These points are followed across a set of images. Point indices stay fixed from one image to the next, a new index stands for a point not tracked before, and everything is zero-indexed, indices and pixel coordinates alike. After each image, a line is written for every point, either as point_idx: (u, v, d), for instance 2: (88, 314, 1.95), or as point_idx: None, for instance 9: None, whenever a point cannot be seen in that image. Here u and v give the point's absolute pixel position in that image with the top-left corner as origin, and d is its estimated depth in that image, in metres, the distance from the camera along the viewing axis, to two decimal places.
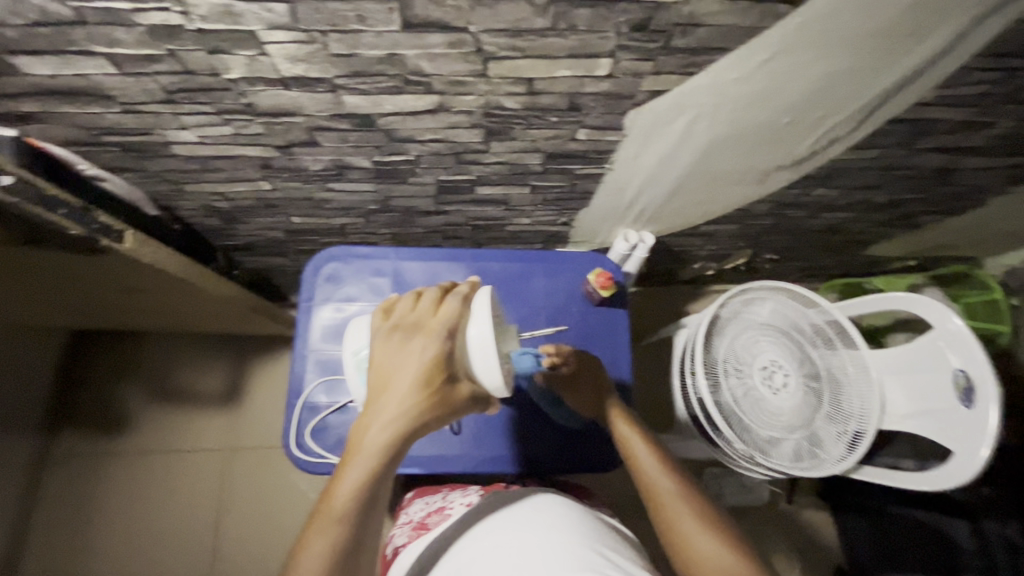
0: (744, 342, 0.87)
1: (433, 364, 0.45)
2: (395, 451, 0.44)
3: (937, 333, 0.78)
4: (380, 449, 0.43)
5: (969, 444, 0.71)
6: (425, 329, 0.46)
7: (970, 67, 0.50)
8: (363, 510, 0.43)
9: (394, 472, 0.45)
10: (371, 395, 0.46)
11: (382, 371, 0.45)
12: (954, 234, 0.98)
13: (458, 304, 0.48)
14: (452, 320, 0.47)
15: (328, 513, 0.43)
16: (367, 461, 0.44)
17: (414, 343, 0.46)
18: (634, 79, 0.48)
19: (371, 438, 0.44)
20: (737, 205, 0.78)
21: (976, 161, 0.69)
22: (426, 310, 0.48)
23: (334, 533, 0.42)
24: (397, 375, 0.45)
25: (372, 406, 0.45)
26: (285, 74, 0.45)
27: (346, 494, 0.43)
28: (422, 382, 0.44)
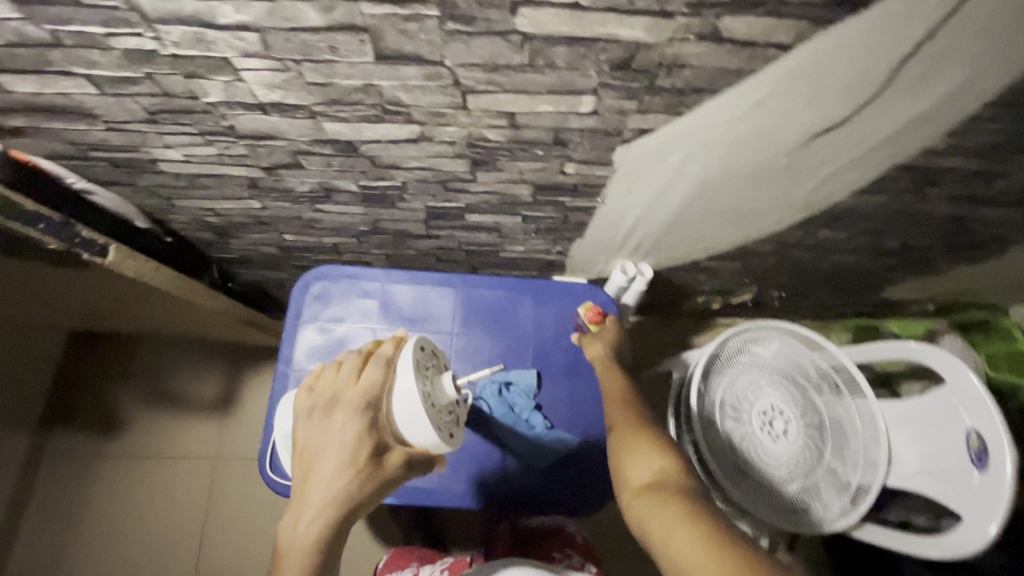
0: (745, 384, 0.83)
1: (354, 444, 0.42)
2: (329, 541, 0.42)
3: (952, 389, 0.73)
4: (312, 545, 0.42)
5: (980, 512, 0.66)
6: (345, 403, 0.44)
7: (981, 116, 0.47)
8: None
9: (334, 560, 0.43)
10: (296, 485, 0.43)
11: (306, 459, 0.43)
12: (974, 280, 0.93)
13: (380, 366, 0.45)
14: (372, 387, 0.44)
15: None
16: (299, 559, 0.41)
17: (334, 421, 0.43)
18: (619, 117, 0.46)
19: (300, 534, 0.42)
20: (738, 243, 0.75)
21: (993, 211, 0.65)
22: (346, 378, 0.45)
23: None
24: (319, 462, 0.42)
25: (297, 498, 0.43)
26: (263, 100, 0.45)
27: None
28: (345, 466, 0.42)
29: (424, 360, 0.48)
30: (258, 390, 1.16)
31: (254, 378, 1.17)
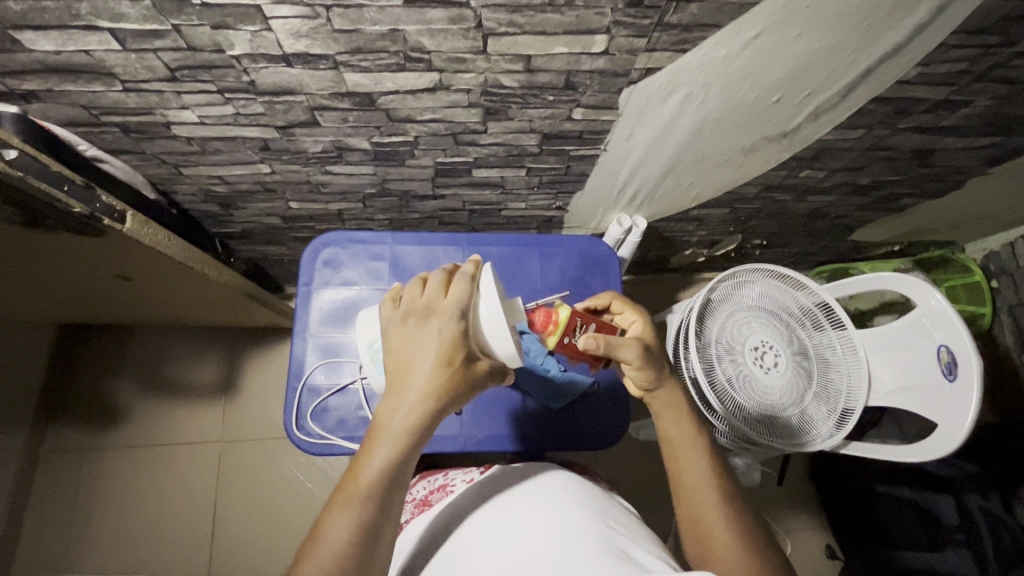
0: (735, 323, 0.85)
1: (455, 345, 0.45)
2: (422, 428, 0.45)
3: (919, 311, 0.78)
4: (407, 429, 0.44)
5: (952, 418, 0.71)
6: (439, 310, 0.47)
7: (948, 44, 0.52)
8: (391, 485, 0.44)
9: (420, 447, 0.46)
10: (391, 377, 0.46)
11: (401, 356, 0.46)
12: (936, 216, 1.01)
13: (467, 284, 0.48)
14: (465, 300, 0.47)
15: (353, 492, 0.44)
16: (395, 441, 0.44)
17: (430, 325, 0.46)
18: (628, 56, 0.49)
19: (397, 418, 0.45)
20: (726, 188, 0.80)
21: (955, 142, 0.72)
22: (436, 292, 0.48)
23: (361, 510, 0.43)
24: (418, 357, 0.45)
25: (394, 388, 0.45)
26: (288, 50, 0.46)
27: (374, 473, 0.44)
28: (444, 361, 0.45)
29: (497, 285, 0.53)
30: (260, 370, 1.16)
31: (254, 359, 1.16)
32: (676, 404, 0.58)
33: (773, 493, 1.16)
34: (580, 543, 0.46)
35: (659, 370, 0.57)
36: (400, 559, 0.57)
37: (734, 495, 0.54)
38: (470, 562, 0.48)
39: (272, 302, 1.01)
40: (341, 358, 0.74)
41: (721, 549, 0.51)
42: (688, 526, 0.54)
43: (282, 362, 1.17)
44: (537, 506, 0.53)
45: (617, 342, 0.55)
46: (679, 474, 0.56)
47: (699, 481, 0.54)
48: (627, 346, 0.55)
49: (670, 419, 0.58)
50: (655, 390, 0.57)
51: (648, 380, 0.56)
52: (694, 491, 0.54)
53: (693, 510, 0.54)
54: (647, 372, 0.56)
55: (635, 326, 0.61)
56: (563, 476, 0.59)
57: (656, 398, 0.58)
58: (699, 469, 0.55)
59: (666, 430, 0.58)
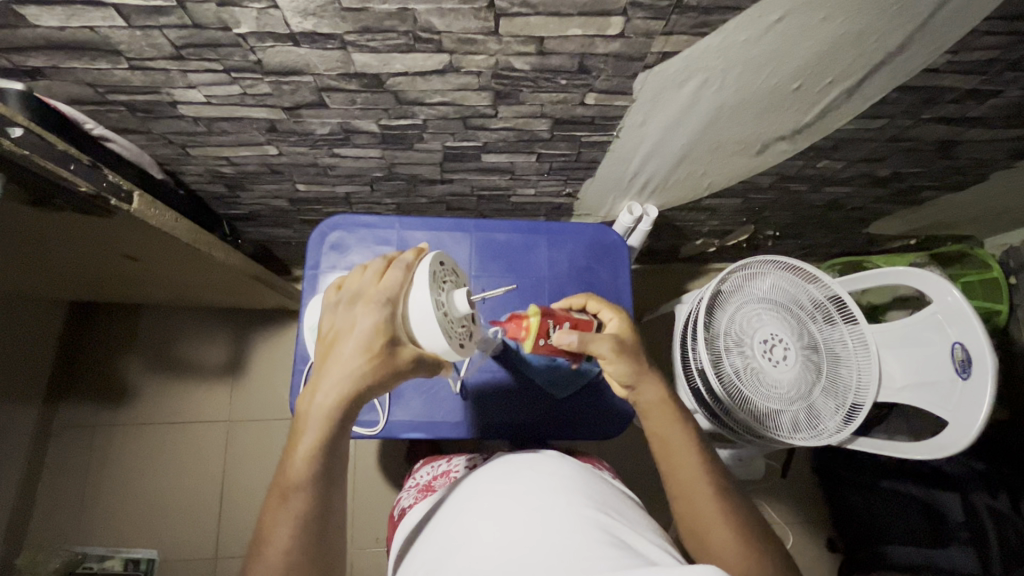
0: (746, 315, 0.83)
1: (373, 331, 0.45)
2: (344, 414, 0.45)
3: (936, 307, 0.76)
4: (326, 417, 0.45)
5: (965, 416, 0.70)
6: (366, 297, 0.47)
7: (980, 31, 0.50)
8: (318, 476, 0.44)
9: (347, 434, 0.46)
10: (317, 363, 0.47)
11: (327, 342, 0.47)
12: (956, 210, 0.98)
13: (401, 272, 0.48)
14: (393, 287, 0.47)
15: (283, 485, 0.44)
16: (316, 428, 0.45)
17: (355, 310, 0.46)
18: (645, 39, 0.48)
19: (315, 406, 0.45)
20: (739, 177, 0.78)
21: (980, 134, 0.69)
22: (369, 278, 0.48)
23: (293, 502, 0.44)
24: (341, 342, 0.46)
25: (317, 374, 0.46)
26: (295, 29, 0.45)
27: (300, 463, 0.44)
28: (364, 345, 0.45)
29: (439, 273, 0.50)
30: (267, 352, 1.17)
31: (261, 341, 1.17)
32: (667, 405, 0.57)
33: (776, 484, 1.16)
34: (577, 534, 0.45)
35: (638, 364, 0.57)
36: (403, 546, 0.58)
37: (728, 490, 0.54)
38: (467, 551, 0.47)
39: (279, 284, 1.01)
40: None
41: (724, 548, 0.50)
42: (688, 523, 0.53)
43: (289, 343, 1.18)
44: (538, 491, 0.51)
45: (589, 336, 0.56)
46: (673, 474, 0.55)
47: (695, 481, 0.54)
48: (599, 341, 0.56)
49: (656, 417, 0.57)
50: (634, 388, 0.57)
51: (628, 376, 0.56)
52: (690, 492, 0.53)
53: (693, 512, 0.53)
54: (626, 366, 0.56)
55: (611, 323, 0.60)
56: (558, 461, 0.58)
57: (639, 396, 0.57)
58: (694, 469, 0.54)
59: (654, 426, 0.57)
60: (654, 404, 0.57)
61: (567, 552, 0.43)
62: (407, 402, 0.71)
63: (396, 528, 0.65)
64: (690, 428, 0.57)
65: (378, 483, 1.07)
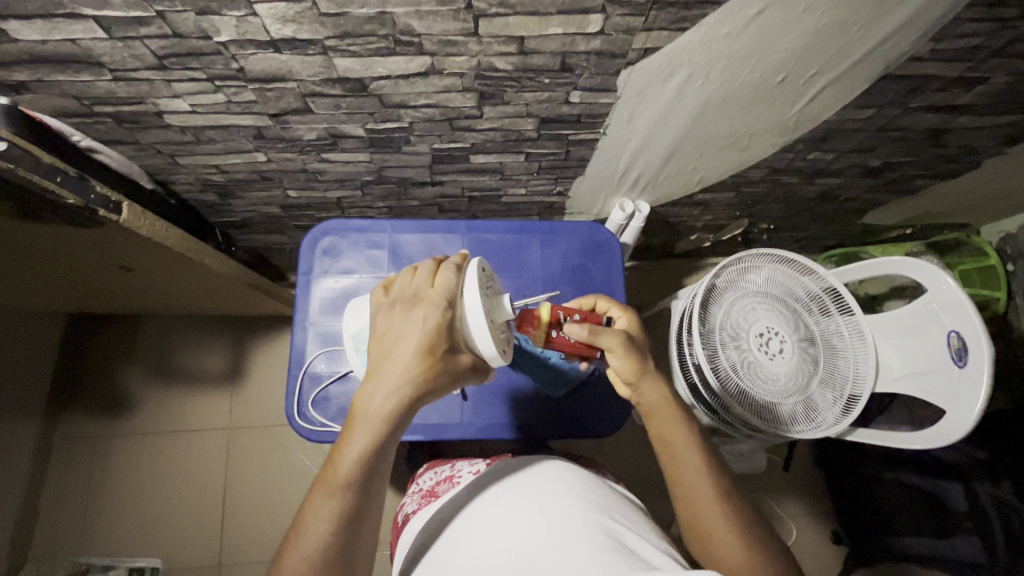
0: (742, 309, 0.83)
1: (435, 334, 0.45)
2: (401, 417, 0.45)
3: (931, 296, 0.75)
4: (384, 417, 0.45)
5: (961, 403, 0.70)
6: (424, 299, 0.46)
7: (963, 17, 0.49)
8: (369, 475, 0.45)
9: (398, 435, 0.47)
10: (373, 361, 0.46)
11: (385, 343, 0.46)
12: (951, 198, 0.98)
13: (453, 275, 0.48)
14: (450, 291, 0.47)
15: (333, 481, 0.44)
16: (372, 429, 0.45)
17: (415, 313, 0.46)
18: (625, 36, 0.48)
19: (374, 406, 0.45)
20: (730, 171, 0.78)
21: (969, 121, 0.69)
22: (424, 280, 0.48)
23: (342, 498, 0.44)
24: (402, 344, 0.45)
25: (374, 374, 0.46)
26: (275, 36, 0.45)
27: (352, 461, 0.44)
28: (425, 350, 0.45)
29: (484, 280, 0.51)
30: (265, 359, 1.17)
31: (260, 348, 1.17)
32: (669, 408, 0.57)
33: (778, 478, 1.15)
34: (577, 536, 0.46)
35: (642, 362, 0.57)
36: (407, 554, 0.58)
37: (729, 489, 0.54)
38: (470, 555, 0.48)
39: (274, 291, 1.01)
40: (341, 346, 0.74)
41: (727, 547, 0.50)
42: (690, 523, 0.53)
43: (287, 349, 1.18)
44: (540, 498, 0.52)
45: (599, 329, 0.57)
46: (672, 474, 0.55)
47: (696, 482, 0.53)
48: (609, 335, 0.57)
49: (659, 418, 0.57)
50: (639, 384, 0.57)
51: (631, 372, 0.57)
52: (692, 494, 0.53)
53: (692, 511, 0.53)
54: (631, 361, 0.57)
55: (619, 320, 0.62)
56: (562, 468, 0.58)
57: (644, 394, 0.57)
58: (696, 470, 0.54)
59: (656, 428, 0.57)
60: (655, 404, 0.57)
61: (567, 556, 0.43)
62: None
63: (399, 535, 0.65)
64: (693, 429, 0.57)
65: None
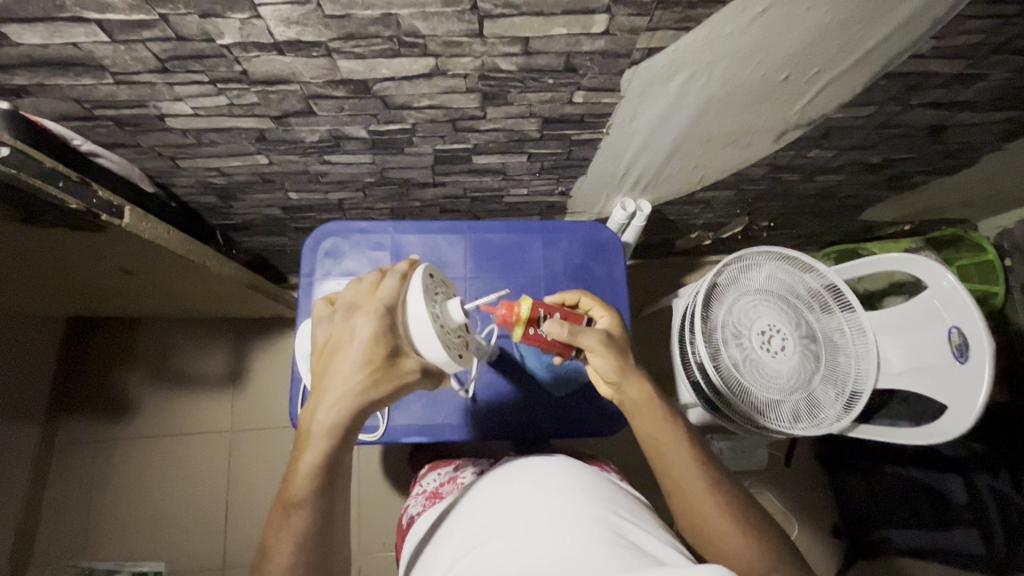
0: (743, 307, 0.83)
1: (372, 342, 0.45)
2: (346, 427, 0.46)
3: (931, 292, 0.76)
4: (329, 430, 0.46)
5: (963, 399, 0.70)
6: (364, 307, 0.47)
7: (964, 15, 0.50)
8: (322, 489, 0.46)
9: (349, 446, 0.48)
10: (317, 375, 0.47)
11: (326, 354, 0.47)
12: (949, 194, 0.98)
13: (396, 281, 0.47)
14: (391, 298, 0.47)
15: (288, 499, 0.46)
16: (318, 444, 0.46)
17: (352, 323, 0.46)
18: (629, 36, 0.48)
19: (318, 420, 0.45)
20: (732, 169, 0.78)
21: (968, 117, 0.70)
22: (365, 289, 0.48)
23: (299, 515, 0.45)
24: (340, 354, 0.46)
25: (317, 387, 0.46)
26: (279, 38, 0.45)
27: (304, 477, 0.46)
28: (364, 359, 0.45)
29: (432, 285, 0.50)
30: (266, 361, 1.17)
31: (260, 351, 1.17)
32: (650, 407, 0.56)
33: (779, 474, 1.15)
34: (584, 533, 0.46)
35: (622, 360, 0.57)
36: (414, 553, 0.58)
37: (720, 479, 0.54)
38: (475, 555, 0.48)
39: (275, 293, 1.01)
40: None
41: (725, 538, 0.51)
42: (686, 518, 0.53)
43: (287, 351, 1.17)
44: (547, 491, 0.52)
45: (578, 327, 0.57)
46: (663, 472, 0.55)
47: (688, 475, 0.54)
48: (588, 332, 0.57)
49: (642, 415, 0.57)
50: (621, 381, 0.57)
51: (611, 371, 0.57)
52: (685, 489, 0.53)
53: (687, 506, 0.53)
54: (612, 359, 0.56)
55: (602, 320, 0.63)
56: (567, 464, 0.58)
57: (626, 391, 0.57)
58: (687, 465, 0.54)
59: (640, 427, 0.57)
60: (640, 400, 0.57)
61: (573, 553, 0.44)
62: (408, 407, 0.71)
63: (405, 537, 0.65)
64: (677, 424, 0.57)
65: (381, 487, 1.07)
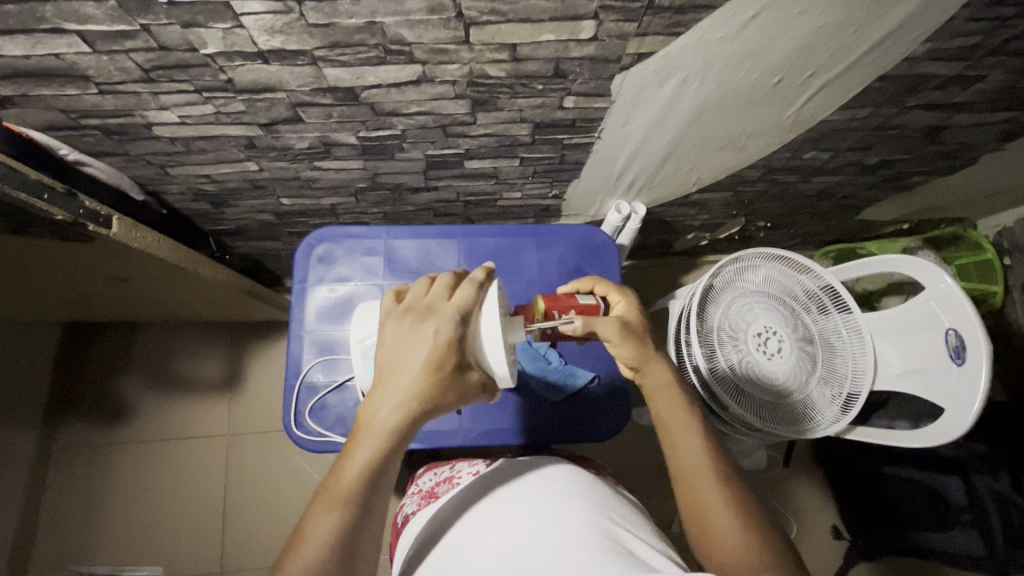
0: (738, 309, 0.82)
1: (448, 349, 0.45)
2: (405, 430, 0.45)
3: (928, 293, 0.75)
4: (391, 430, 0.44)
5: (960, 401, 0.69)
6: (440, 312, 0.47)
7: (961, 17, 0.49)
8: (371, 489, 0.44)
9: (404, 449, 0.46)
10: (382, 372, 0.46)
11: (394, 352, 0.46)
12: (948, 193, 0.97)
13: (473, 289, 0.48)
14: (467, 306, 0.47)
15: (334, 493, 0.44)
16: (376, 441, 0.44)
17: (427, 326, 0.46)
18: (619, 41, 0.47)
19: (381, 418, 0.45)
20: (727, 171, 0.77)
21: (965, 119, 0.69)
22: (441, 294, 0.48)
23: (342, 510, 0.43)
24: (411, 355, 0.45)
25: (382, 385, 0.45)
26: (263, 47, 0.44)
27: (356, 473, 0.44)
28: (436, 364, 0.45)
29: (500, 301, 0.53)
30: (263, 364, 1.16)
31: (257, 354, 1.17)
32: (671, 393, 0.57)
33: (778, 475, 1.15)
34: (571, 539, 0.45)
35: (641, 344, 0.57)
36: (407, 554, 0.58)
37: (730, 474, 0.53)
38: (465, 562, 0.47)
39: (270, 297, 1.01)
40: (338, 355, 0.74)
41: (727, 530, 0.50)
42: (689, 506, 0.53)
43: (284, 354, 1.17)
44: (538, 500, 0.52)
45: (594, 319, 0.58)
46: (675, 456, 0.55)
47: (698, 463, 0.53)
48: (604, 323, 0.58)
49: (664, 401, 0.57)
50: (641, 369, 0.58)
51: (633, 357, 0.57)
52: (693, 476, 0.53)
53: (693, 493, 0.52)
54: (632, 346, 0.57)
55: (618, 306, 0.62)
56: (560, 471, 0.58)
57: (646, 378, 0.58)
58: (697, 456, 0.54)
59: (659, 409, 0.57)
60: (659, 386, 0.57)
61: (563, 558, 0.43)
62: None
63: (400, 537, 0.64)
64: (695, 413, 0.57)
65: None
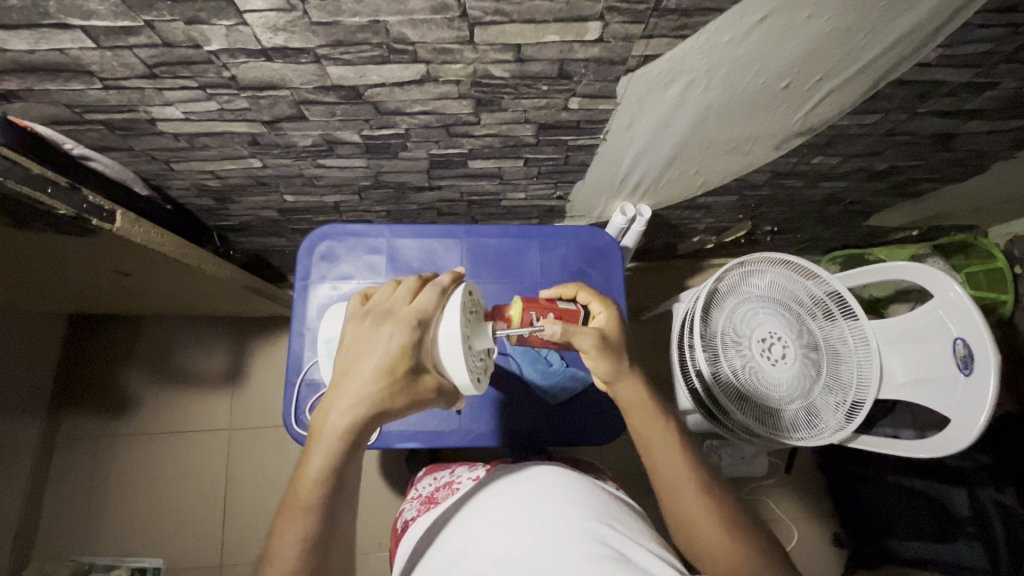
0: (743, 314, 0.81)
1: (400, 352, 0.45)
2: (358, 435, 0.45)
3: (936, 302, 0.74)
4: (341, 435, 0.44)
5: (967, 413, 0.68)
6: (395, 317, 0.47)
7: (972, 24, 0.48)
8: (329, 496, 0.44)
9: (359, 455, 0.46)
10: (336, 377, 0.46)
11: (349, 356, 0.46)
12: (958, 200, 0.96)
13: (435, 295, 0.49)
14: (424, 311, 0.47)
15: (295, 502, 0.44)
16: (329, 446, 0.44)
17: (382, 330, 0.47)
18: (624, 43, 0.47)
19: (330, 423, 0.45)
20: (733, 175, 0.77)
21: (977, 126, 0.68)
22: (401, 299, 0.49)
23: (304, 521, 0.44)
24: (363, 359, 0.45)
25: (334, 390, 0.46)
26: (267, 44, 0.44)
27: (311, 480, 0.44)
28: (387, 368, 0.45)
29: (469, 304, 0.52)
30: (265, 359, 1.17)
31: (260, 349, 1.17)
32: (643, 408, 0.56)
33: (779, 482, 1.14)
34: (572, 547, 0.45)
35: (616, 360, 0.56)
36: (408, 558, 0.58)
37: (713, 484, 0.53)
38: (464, 566, 0.47)
39: (273, 294, 1.01)
40: None
41: (716, 542, 0.50)
42: (676, 521, 0.53)
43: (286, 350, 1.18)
44: (539, 504, 0.51)
45: (573, 328, 0.55)
46: (656, 474, 0.55)
47: (680, 478, 0.53)
48: (584, 334, 0.56)
49: (634, 417, 0.56)
50: (615, 383, 0.56)
51: (606, 372, 0.56)
52: (676, 492, 0.53)
53: (677, 509, 0.52)
54: (606, 362, 0.55)
55: (599, 317, 0.59)
56: (560, 475, 0.57)
57: (618, 392, 0.56)
58: (679, 470, 0.53)
59: (633, 427, 0.57)
60: (632, 403, 0.56)
61: (563, 565, 0.43)
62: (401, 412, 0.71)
63: (399, 543, 0.64)
64: (670, 425, 0.56)
65: (378, 488, 1.07)
